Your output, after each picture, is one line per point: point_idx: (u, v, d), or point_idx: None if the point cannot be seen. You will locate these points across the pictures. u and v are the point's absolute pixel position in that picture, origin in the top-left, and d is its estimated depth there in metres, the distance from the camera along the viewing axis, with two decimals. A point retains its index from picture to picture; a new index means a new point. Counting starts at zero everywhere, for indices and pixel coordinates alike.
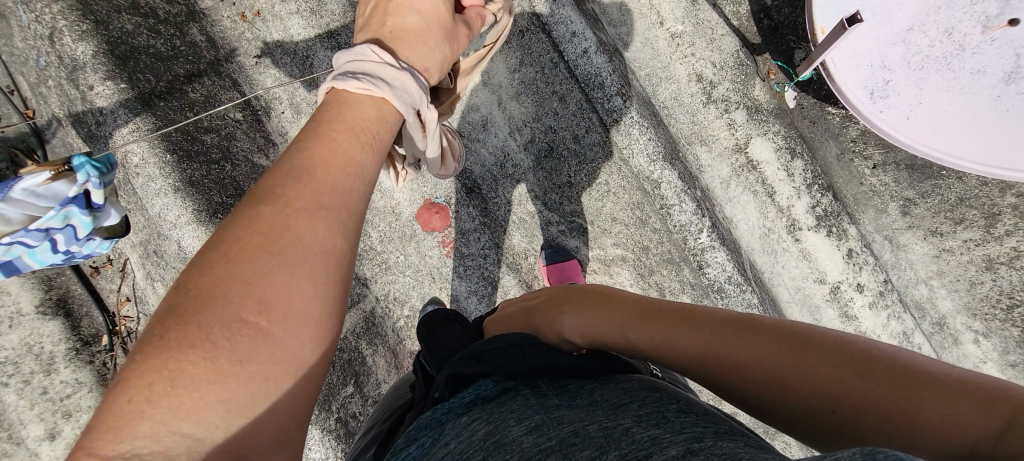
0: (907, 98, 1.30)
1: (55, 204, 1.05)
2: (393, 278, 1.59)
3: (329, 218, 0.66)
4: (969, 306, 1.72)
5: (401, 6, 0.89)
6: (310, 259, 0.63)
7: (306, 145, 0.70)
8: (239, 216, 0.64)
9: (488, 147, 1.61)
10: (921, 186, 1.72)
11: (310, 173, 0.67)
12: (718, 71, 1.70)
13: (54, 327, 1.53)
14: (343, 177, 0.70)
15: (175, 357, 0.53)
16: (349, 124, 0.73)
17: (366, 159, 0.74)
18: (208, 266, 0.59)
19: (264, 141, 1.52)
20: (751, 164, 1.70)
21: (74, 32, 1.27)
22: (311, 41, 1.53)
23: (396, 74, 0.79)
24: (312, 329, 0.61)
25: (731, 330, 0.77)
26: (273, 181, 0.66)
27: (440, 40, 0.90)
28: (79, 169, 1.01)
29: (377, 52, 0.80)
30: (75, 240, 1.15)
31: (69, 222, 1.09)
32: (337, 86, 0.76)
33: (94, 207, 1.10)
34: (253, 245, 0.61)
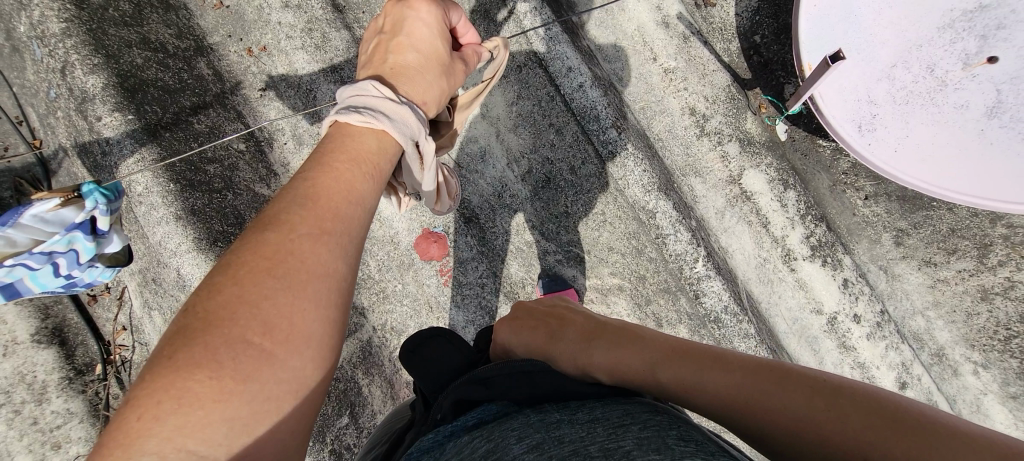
0: (894, 131, 1.34)
1: (61, 229, 1.07)
2: (391, 307, 1.58)
3: (331, 243, 0.68)
4: (967, 337, 1.72)
5: (401, 44, 0.91)
6: (314, 282, 0.64)
7: (310, 175, 0.72)
8: (245, 240, 0.65)
9: (486, 178, 1.63)
10: (912, 217, 1.74)
11: (313, 200, 0.69)
12: (711, 105, 1.75)
13: (48, 356, 1.52)
14: (345, 204, 0.71)
15: (179, 377, 0.54)
16: (351, 152, 0.74)
17: (367, 187, 0.75)
18: (214, 288, 0.61)
19: (267, 172, 1.53)
20: (745, 194, 1.73)
21: (85, 65, 1.31)
22: (315, 75, 1.58)
23: (397, 108, 0.80)
24: (314, 350, 0.62)
25: (763, 376, 0.79)
26: (279, 207, 0.68)
27: (439, 77, 0.92)
28: (88, 195, 1.05)
29: (378, 87, 0.80)
30: (76, 267, 1.14)
31: (73, 246, 1.09)
32: (339, 119, 0.77)
33: (99, 234, 1.11)
34: (257, 268, 0.62)
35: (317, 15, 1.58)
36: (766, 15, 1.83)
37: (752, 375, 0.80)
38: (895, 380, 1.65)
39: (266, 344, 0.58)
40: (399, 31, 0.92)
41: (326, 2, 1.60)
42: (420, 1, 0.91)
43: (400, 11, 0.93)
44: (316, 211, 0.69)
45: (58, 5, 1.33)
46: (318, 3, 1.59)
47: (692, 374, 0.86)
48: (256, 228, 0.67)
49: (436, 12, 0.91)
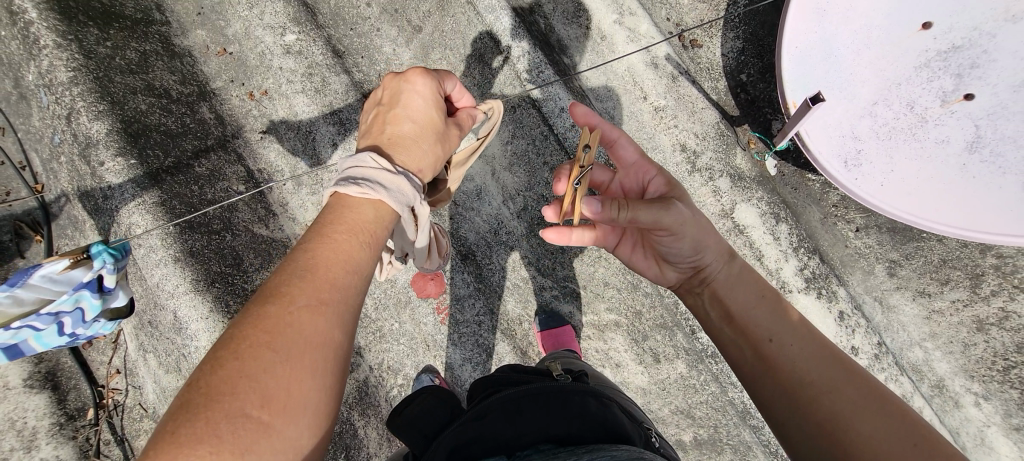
0: (880, 165, 1.38)
1: (69, 289, 1.03)
2: (387, 346, 1.57)
3: (329, 313, 0.69)
4: (966, 368, 1.72)
5: (397, 115, 0.94)
6: (312, 353, 0.65)
7: (308, 246, 0.75)
8: (247, 312, 0.66)
9: (481, 215, 1.65)
10: (904, 248, 1.77)
11: (312, 271, 0.71)
12: (701, 142, 1.80)
13: (40, 401, 1.50)
14: (343, 273, 0.73)
15: (182, 452, 0.53)
16: (349, 224, 0.77)
17: (364, 255, 0.77)
18: (216, 362, 0.61)
19: (265, 212, 1.56)
20: (738, 228, 1.75)
21: (91, 112, 1.34)
22: (315, 117, 1.62)
23: (393, 178, 0.83)
24: (311, 418, 0.63)
25: (839, 367, 0.95)
26: (279, 278, 0.70)
27: (434, 144, 0.95)
28: (96, 256, 1.03)
29: (376, 159, 0.84)
30: (81, 324, 1.11)
31: (79, 304, 1.06)
32: (338, 190, 0.80)
33: (104, 290, 1.09)
34: (258, 340, 0.63)
35: (317, 60, 1.64)
36: (750, 55, 1.90)
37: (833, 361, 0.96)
38: None
39: (264, 416, 0.59)
40: (395, 103, 0.96)
41: (326, 48, 1.65)
42: (415, 75, 0.95)
43: (396, 85, 0.97)
44: (315, 281, 0.70)
45: (66, 55, 1.36)
46: (319, 49, 1.64)
47: (785, 334, 1.01)
48: (257, 299, 0.68)
49: (430, 84, 0.96)
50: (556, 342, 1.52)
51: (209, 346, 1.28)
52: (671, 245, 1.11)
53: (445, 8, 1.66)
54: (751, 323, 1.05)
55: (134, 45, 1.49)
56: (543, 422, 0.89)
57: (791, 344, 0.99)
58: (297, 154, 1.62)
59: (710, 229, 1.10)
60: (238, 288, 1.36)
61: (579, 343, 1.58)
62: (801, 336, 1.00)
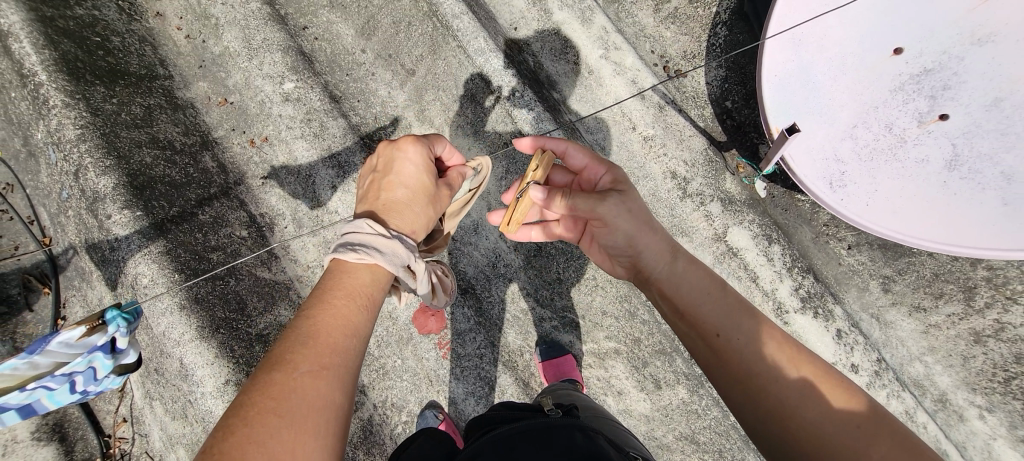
0: (864, 186, 1.42)
1: (84, 351, 1.06)
2: (391, 383, 1.58)
3: (330, 376, 0.74)
4: (967, 381, 1.72)
5: (391, 182, 1.01)
6: (316, 415, 0.69)
7: (309, 313, 0.80)
8: (254, 381, 0.70)
9: (479, 249, 1.69)
10: (896, 264, 1.80)
11: (314, 337, 0.76)
12: (690, 169, 1.84)
13: (48, 453, 1.52)
14: (342, 338, 0.79)
15: None
16: (346, 290, 0.83)
17: (361, 319, 0.83)
18: (225, 430, 0.64)
19: (267, 255, 1.60)
20: (731, 251, 1.78)
21: (98, 168, 1.39)
22: (314, 161, 1.67)
23: (388, 242, 0.89)
24: None
25: (789, 357, 0.96)
26: (283, 347, 0.75)
27: (426, 206, 1.01)
28: (111, 321, 1.08)
29: (371, 224, 0.90)
30: (93, 382, 1.13)
31: (92, 364, 1.08)
32: (336, 257, 0.86)
33: (117, 350, 1.12)
34: (264, 407, 0.66)
35: (315, 106, 1.69)
36: (733, 83, 1.96)
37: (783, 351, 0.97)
38: None
39: None
40: (389, 170, 1.03)
41: (323, 94, 1.72)
42: (406, 142, 1.01)
43: (390, 152, 1.04)
44: (316, 347, 0.75)
45: (74, 113, 1.41)
46: (317, 95, 1.70)
47: (733, 326, 1.01)
48: (263, 368, 0.72)
49: (421, 151, 1.02)
50: (558, 372, 1.53)
51: (216, 391, 1.30)
52: (607, 236, 1.19)
53: (437, 52, 1.73)
54: (702, 316, 1.05)
55: (139, 101, 1.56)
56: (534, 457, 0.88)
57: (740, 337, 1.00)
58: (298, 198, 1.67)
59: (648, 228, 1.16)
60: (242, 332, 1.39)
61: (581, 372, 1.59)
62: (748, 326, 1.01)
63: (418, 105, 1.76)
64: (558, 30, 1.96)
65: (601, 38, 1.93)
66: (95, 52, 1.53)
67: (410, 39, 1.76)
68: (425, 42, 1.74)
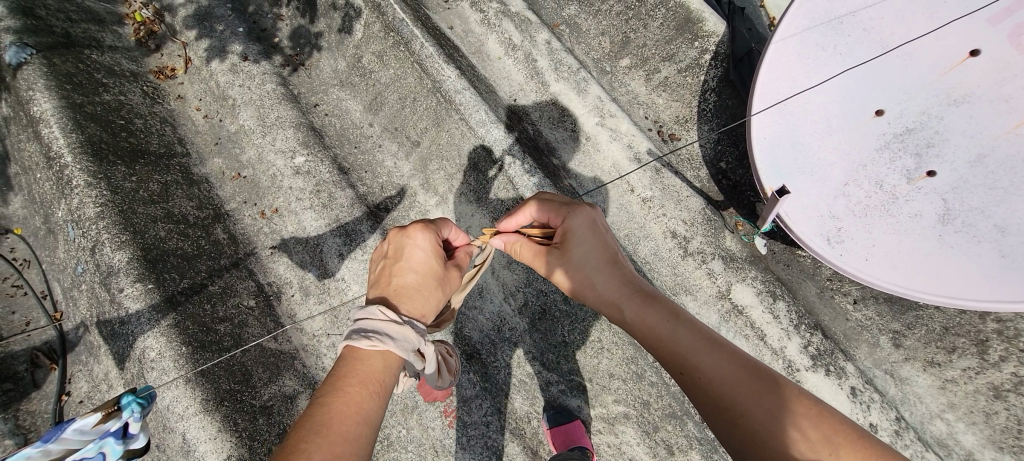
0: (860, 241, 1.45)
1: (95, 437, 1.06)
2: (396, 454, 1.55)
3: None
4: (993, 439, 1.65)
5: (402, 267, 1.05)
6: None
7: (323, 401, 0.81)
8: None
9: (484, 313, 1.71)
10: (903, 318, 1.79)
11: (327, 426, 0.77)
12: (689, 228, 1.87)
13: None
14: (353, 425, 0.79)
15: None
16: (360, 376, 0.84)
17: (373, 405, 0.83)
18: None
19: (274, 324, 1.62)
20: (736, 309, 1.78)
21: (114, 243, 1.44)
22: (323, 231, 1.72)
23: (400, 327, 0.91)
24: None
25: (758, 374, 0.93)
26: (298, 436, 0.76)
27: (434, 290, 1.05)
28: (127, 407, 1.08)
29: (383, 309, 0.92)
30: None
31: (102, 450, 1.07)
32: (349, 343, 0.87)
33: (127, 435, 1.12)
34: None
35: (324, 179, 1.76)
36: (726, 145, 2.03)
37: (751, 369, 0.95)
38: None
39: None
40: (400, 255, 1.06)
41: (333, 166, 1.79)
42: (415, 230, 1.05)
43: (399, 239, 1.08)
44: (330, 437, 0.76)
45: (95, 192, 1.48)
46: (326, 168, 1.78)
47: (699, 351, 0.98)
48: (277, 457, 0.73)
49: (431, 237, 1.06)
50: (567, 439, 1.48)
51: None
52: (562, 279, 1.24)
53: (441, 125, 1.82)
54: (664, 340, 1.02)
55: (157, 178, 1.64)
56: None
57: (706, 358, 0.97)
58: (305, 266, 1.71)
59: (601, 268, 1.16)
60: (246, 404, 1.38)
61: (590, 439, 1.55)
62: (712, 350, 0.98)
63: (423, 174, 1.85)
64: (555, 100, 2.07)
65: (596, 107, 2.03)
66: (119, 134, 1.63)
67: (415, 113, 1.87)
68: (429, 115, 1.84)
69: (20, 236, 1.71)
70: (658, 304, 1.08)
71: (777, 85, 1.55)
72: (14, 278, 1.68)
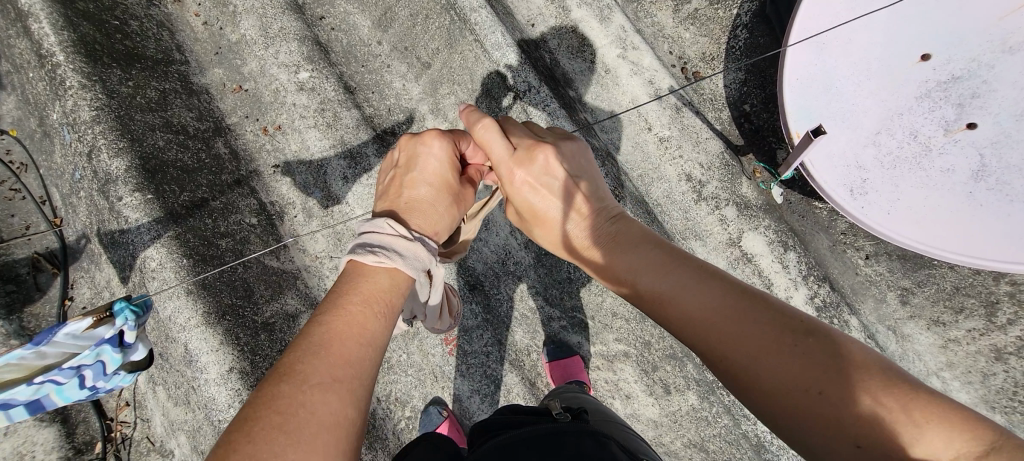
0: (885, 194, 1.39)
1: (92, 343, 1.05)
2: (395, 378, 1.58)
3: (344, 391, 0.72)
4: (986, 399, 1.66)
5: (414, 178, 1.01)
6: (327, 435, 0.66)
7: (324, 320, 0.78)
8: (259, 392, 0.69)
9: (490, 245, 1.67)
10: (915, 275, 1.75)
11: (327, 346, 0.75)
12: (706, 171, 1.81)
13: (48, 434, 1.65)
14: (356, 347, 0.77)
15: None
16: (364, 294, 0.82)
17: (377, 328, 0.81)
18: (223, 452, 0.62)
19: (276, 243, 1.60)
20: (746, 256, 1.75)
21: (111, 149, 1.39)
22: (327, 153, 1.67)
23: (410, 244, 0.88)
24: None
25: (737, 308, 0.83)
26: (293, 357, 0.74)
27: (449, 205, 1.01)
28: (119, 313, 1.06)
29: (392, 224, 0.89)
30: (101, 378, 1.11)
31: (100, 358, 1.07)
32: (354, 258, 0.84)
33: (126, 344, 1.10)
34: (270, 422, 0.65)
35: (329, 96, 1.70)
36: (752, 87, 1.93)
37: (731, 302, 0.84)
38: None
39: None
40: (413, 164, 1.02)
41: (339, 84, 1.72)
42: (431, 137, 1.02)
43: (412, 146, 1.04)
44: (329, 359, 0.74)
45: (90, 95, 1.42)
46: (331, 86, 1.71)
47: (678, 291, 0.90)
48: (272, 378, 0.71)
49: (447, 146, 1.02)
50: (565, 373, 1.50)
51: (220, 378, 1.29)
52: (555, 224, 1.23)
53: (454, 46, 1.71)
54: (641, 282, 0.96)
55: (154, 85, 1.56)
56: None
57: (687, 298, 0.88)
58: (308, 188, 1.67)
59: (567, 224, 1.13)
60: (248, 320, 1.38)
61: (589, 374, 1.56)
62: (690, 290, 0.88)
63: (432, 98, 1.75)
64: (576, 28, 1.93)
65: (619, 37, 1.91)
66: (114, 36, 1.53)
67: (427, 32, 1.75)
68: (442, 35, 1.73)
69: (16, 139, 1.66)
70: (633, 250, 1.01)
71: (818, 20, 1.43)
72: (11, 182, 1.65)
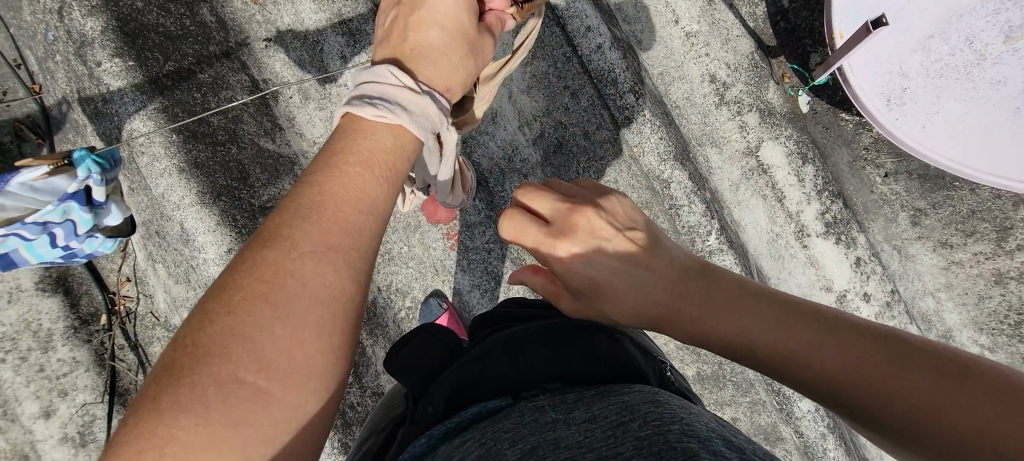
0: (924, 105, 1.30)
1: (53, 199, 1.10)
2: (395, 270, 1.66)
3: (338, 261, 0.67)
4: (976, 321, 1.69)
5: (422, 20, 0.89)
6: (319, 308, 0.64)
7: (316, 181, 0.71)
8: (245, 255, 0.65)
9: (495, 140, 1.60)
10: (932, 196, 1.69)
11: (319, 212, 0.68)
12: (732, 73, 1.67)
13: (53, 303, 1.68)
14: (354, 214, 0.71)
15: (167, 422, 0.54)
16: (364, 155, 0.73)
17: (379, 193, 0.74)
18: (204, 318, 0.60)
19: (272, 125, 1.52)
20: (762, 167, 1.67)
21: (84, 8, 1.32)
22: (323, 28, 1.52)
23: (417, 98, 0.78)
24: (316, 381, 0.62)
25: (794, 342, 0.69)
26: (280, 220, 0.68)
27: (463, 56, 0.90)
28: (80, 163, 1.06)
29: (396, 74, 0.78)
30: (72, 237, 1.20)
31: (69, 217, 1.14)
32: (351, 111, 0.75)
33: (94, 205, 1.15)
34: (254, 291, 0.62)
35: None
36: None
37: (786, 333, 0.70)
38: None
39: (261, 382, 0.58)
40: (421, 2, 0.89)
41: None
42: None
43: None
44: (321, 226, 0.68)
45: None
46: None
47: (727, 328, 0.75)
48: (258, 242, 0.67)
49: None
50: None
51: (218, 257, 1.31)
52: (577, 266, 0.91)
53: None
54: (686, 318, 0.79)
55: None
56: (545, 363, 0.87)
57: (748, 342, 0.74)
58: (303, 66, 1.54)
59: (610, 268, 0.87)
60: (245, 203, 1.36)
61: None
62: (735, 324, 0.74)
63: None
64: None
65: None
66: None
67: None
68: None
69: None
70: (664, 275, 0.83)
71: None
72: None
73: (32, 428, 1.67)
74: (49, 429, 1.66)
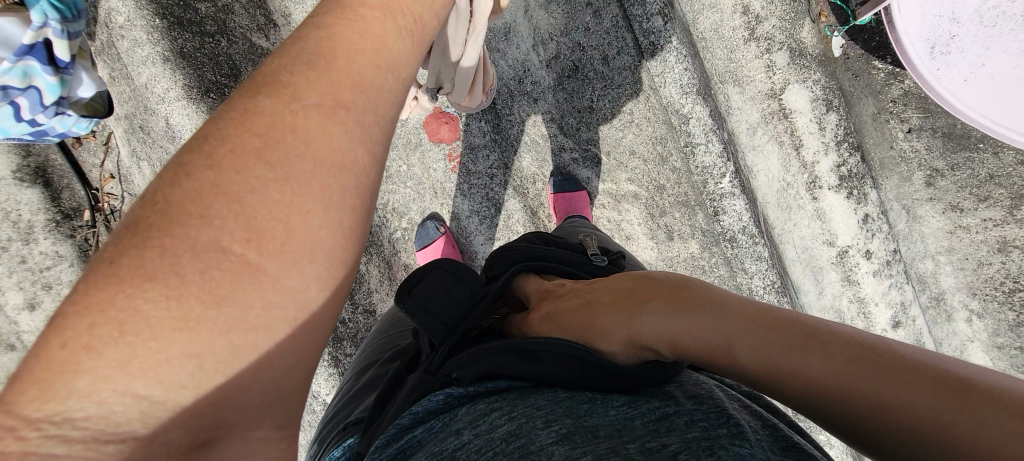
0: (969, 57, 1.22)
1: (8, 56, 0.99)
2: (394, 188, 1.64)
3: (348, 121, 0.57)
4: (970, 285, 1.61)
5: None
6: (322, 174, 0.54)
7: (324, 23, 0.60)
8: (235, 105, 0.56)
9: (507, 59, 1.51)
10: (952, 157, 1.56)
11: (326, 59, 0.57)
12: (767, 5, 1.55)
13: (32, 196, 1.61)
14: (372, 69, 0.59)
15: (130, 292, 0.46)
16: (383, 1, 0.63)
17: (402, 50, 0.63)
18: (182, 173, 0.52)
19: (265, 21, 1.47)
20: (783, 111, 1.58)
21: None
22: None
23: None
24: (318, 264, 0.53)
25: (756, 328, 0.69)
26: (278, 67, 0.57)
27: None
28: (33, 5, 0.99)
29: None
30: (39, 109, 1.13)
31: (34, 83, 1.07)
32: None
33: (59, 67, 1.10)
34: (243, 146, 0.53)
35: None
36: None
37: (750, 331, 0.70)
38: (889, 320, 1.58)
39: (251, 255, 0.50)
40: None
41: None
42: None
43: None
44: (331, 75, 0.57)
45: None
46: None
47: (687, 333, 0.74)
48: (250, 90, 0.57)
49: None
50: (568, 207, 1.46)
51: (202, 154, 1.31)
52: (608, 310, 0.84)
53: None
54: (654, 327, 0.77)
55: None
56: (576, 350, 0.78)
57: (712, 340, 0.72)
58: None
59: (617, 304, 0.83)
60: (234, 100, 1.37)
61: (591, 210, 1.53)
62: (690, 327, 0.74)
63: None
64: None
65: None
66: None
67: None
68: None
69: None
70: (639, 298, 0.82)
71: None
72: None
73: (17, 320, 1.65)
74: (33, 321, 1.65)
